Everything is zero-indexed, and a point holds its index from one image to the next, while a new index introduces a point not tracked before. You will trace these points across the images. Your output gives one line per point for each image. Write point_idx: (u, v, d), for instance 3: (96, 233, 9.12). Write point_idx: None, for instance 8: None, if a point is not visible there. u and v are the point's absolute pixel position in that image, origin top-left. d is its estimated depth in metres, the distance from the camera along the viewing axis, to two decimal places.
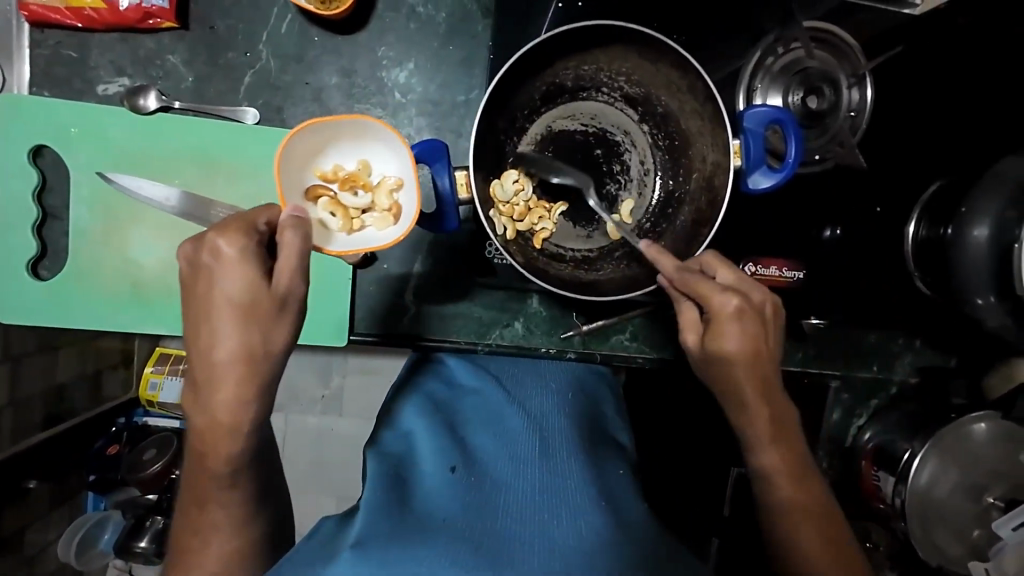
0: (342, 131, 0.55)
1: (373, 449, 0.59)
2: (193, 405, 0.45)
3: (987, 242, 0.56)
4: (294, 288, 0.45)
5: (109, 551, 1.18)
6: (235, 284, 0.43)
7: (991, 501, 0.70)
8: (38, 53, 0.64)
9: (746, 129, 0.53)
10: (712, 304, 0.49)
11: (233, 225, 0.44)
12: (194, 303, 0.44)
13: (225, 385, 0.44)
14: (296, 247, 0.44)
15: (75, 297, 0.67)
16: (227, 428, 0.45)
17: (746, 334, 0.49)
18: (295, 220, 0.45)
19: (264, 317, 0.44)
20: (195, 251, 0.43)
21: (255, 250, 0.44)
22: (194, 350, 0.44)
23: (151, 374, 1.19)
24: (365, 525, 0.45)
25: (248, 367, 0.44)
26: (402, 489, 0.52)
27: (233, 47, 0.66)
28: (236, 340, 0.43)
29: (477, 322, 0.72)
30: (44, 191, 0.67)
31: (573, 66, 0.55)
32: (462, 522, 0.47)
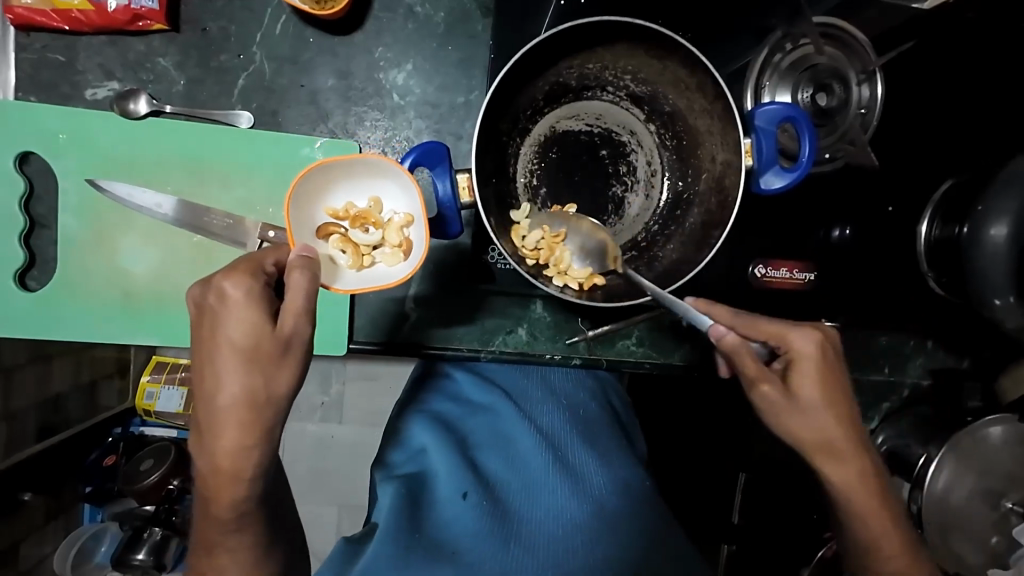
0: (353, 167, 0.53)
1: (385, 474, 0.62)
2: (197, 451, 0.44)
3: (1006, 242, 0.54)
4: (299, 330, 0.43)
5: (106, 565, 1.14)
6: (238, 328, 0.41)
7: (1010, 506, 0.68)
8: (25, 57, 0.62)
9: (758, 127, 0.51)
10: (792, 346, 0.50)
11: (241, 267, 0.43)
12: (198, 347, 0.43)
13: (227, 430, 0.42)
14: (303, 288, 0.43)
15: (65, 308, 0.65)
16: (230, 475, 0.43)
17: (827, 373, 0.50)
18: (303, 260, 0.44)
19: (267, 361, 0.42)
20: (200, 295, 0.42)
21: (261, 291, 0.43)
22: (197, 397, 0.43)
23: (147, 384, 1.18)
24: (378, 558, 0.49)
25: (250, 414, 0.42)
26: (415, 517, 0.54)
27: (226, 49, 0.65)
28: (238, 385, 0.41)
29: (479, 328, 0.69)
30: (31, 199, 0.65)
31: (578, 64, 0.53)
32: (473, 559, 0.50)
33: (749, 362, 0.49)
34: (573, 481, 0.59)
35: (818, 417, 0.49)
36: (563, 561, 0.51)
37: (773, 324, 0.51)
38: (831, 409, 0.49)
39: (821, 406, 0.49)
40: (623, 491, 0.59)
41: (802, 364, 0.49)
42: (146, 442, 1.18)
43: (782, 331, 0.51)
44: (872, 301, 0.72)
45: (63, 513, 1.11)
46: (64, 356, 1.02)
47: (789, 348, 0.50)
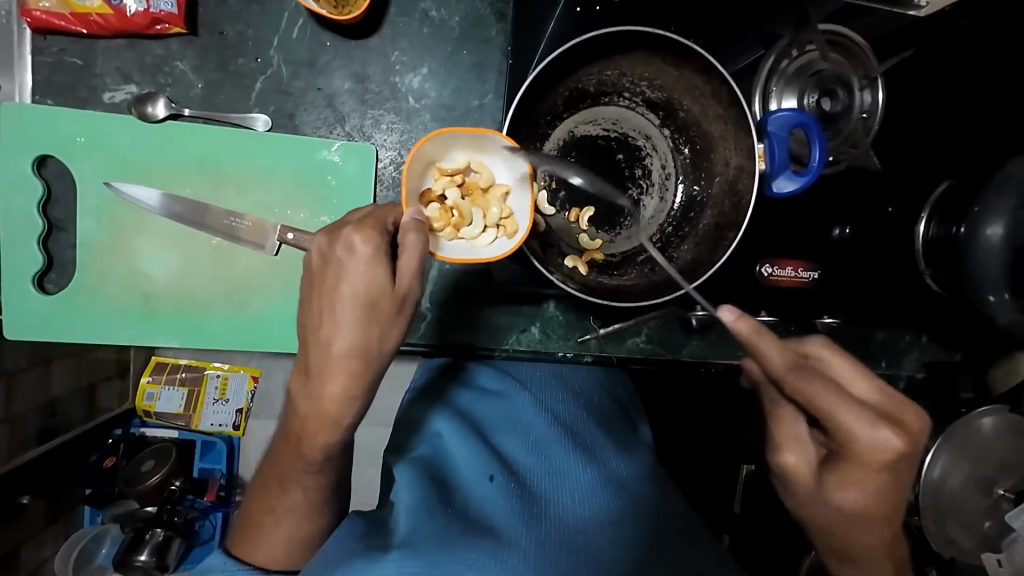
0: (464, 136, 0.52)
1: (403, 462, 0.58)
2: (301, 389, 0.45)
3: (1000, 241, 0.57)
4: (413, 289, 0.44)
5: (107, 567, 1.15)
6: (361, 280, 0.42)
7: (1002, 492, 0.71)
8: (40, 60, 0.62)
9: (771, 132, 0.53)
10: (849, 437, 0.41)
11: (367, 222, 0.43)
12: (317, 293, 0.43)
13: (336, 379, 0.43)
14: (417, 250, 0.43)
15: (84, 311, 0.65)
16: (331, 420, 0.44)
17: (880, 487, 0.42)
18: (417, 222, 0.44)
19: (382, 317, 0.43)
20: (329, 244, 0.43)
21: (386, 249, 0.43)
22: (311, 340, 0.43)
23: (147, 385, 1.20)
24: (414, 528, 0.46)
25: (361, 365, 0.43)
26: (443, 495, 0.52)
27: (243, 53, 0.65)
28: (353, 338, 0.42)
29: (493, 327, 0.71)
30: (48, 203, 0.65)
31: (597, 71, 0.55)
32: (508, 533, 0.47)
33: (783, 417, 0.46)
34: (595, 463, 0.59)
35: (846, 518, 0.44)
36: (597, 540, 0.49)
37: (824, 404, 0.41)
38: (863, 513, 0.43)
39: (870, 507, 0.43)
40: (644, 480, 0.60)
41: (852, 461, 0.42)
42: (149, 443, 1.18)
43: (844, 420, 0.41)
44: (870, 298, 0.75)
45: (63, 517, 1.12)
46: (64, 358, 1.02)
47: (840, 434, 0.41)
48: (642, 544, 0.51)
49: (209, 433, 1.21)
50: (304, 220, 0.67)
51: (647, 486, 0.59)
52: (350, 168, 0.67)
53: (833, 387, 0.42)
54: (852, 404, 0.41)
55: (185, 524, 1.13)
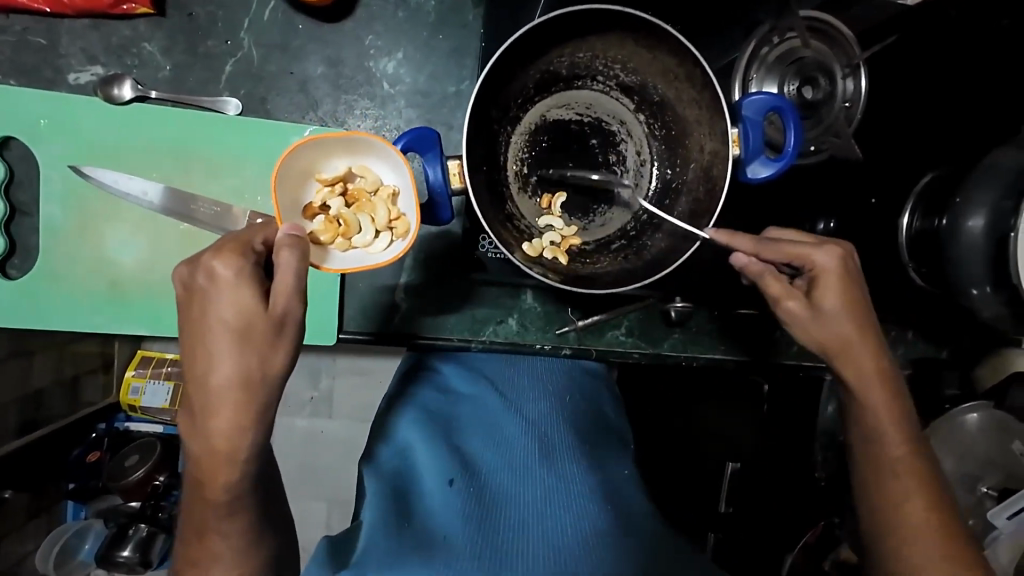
0: (337, 144, 0.52)
1: (369, 470, 0.57)
2: (188, 432, 0.42)
3: (982, 232, 0.56)
4: (292, 309, 0.42)
5: (89, 562, 1.13)
6: (230, 307, 0.40)
7: (984, 490, 0.70)
8: (4, 40, 0.61)
9: (745, 117, 0.52)
10: (815, 264, 0.49)
11: (229, 246, 0.41)
12: (189, 327, 0.42)
13: (222, 412, 0.40)
14: (293, 268, 0.41)
15: (47, 298, 0.64)
16: (225, 456, 0.41)
17: (850, 293, 0.49)
18: (291, 238, 0.43)
19: (259, 342, 0.41)
20: (190, 275, 0.41)
21: (252, 271, 0.41)
22: (188, 376, 0.41)
23: (133, 379, 1.18)
24: (367, 545, 0.45)
25: (246, 393, 0.41)
26: (402, 506, 0.52)
27: (213, 35, 0.64)
28: (232, 366, 0.40)
29: (470, 318, 0.69)
30: (12, 185, 0.63)
31: (568, 53, 0.54)
32: (460, 540, 0.47)
33: (772, 281, 0.51)
34: (561, 465, 0.58)
35: (841, 324, 0.50)
36: (557, 538, 0.48)
37: (791, 245, 0.49)
38: (842, 320, 0.49)
39: (836, 319, 0.49)
40: (613, 482, 0.59)
41: (824, 284, 0.49)
42: (133, 438, 1.16)
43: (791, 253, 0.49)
44: None
45: (46, 510, 1.10)
46: (46, 351, 1.00)
47: (814, 267, 0.50)
48: (607, 534, 0.50)
49: None
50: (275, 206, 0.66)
51: (617, 490, 0.57)
52: None
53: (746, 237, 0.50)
54: (779, 246, 0.49)
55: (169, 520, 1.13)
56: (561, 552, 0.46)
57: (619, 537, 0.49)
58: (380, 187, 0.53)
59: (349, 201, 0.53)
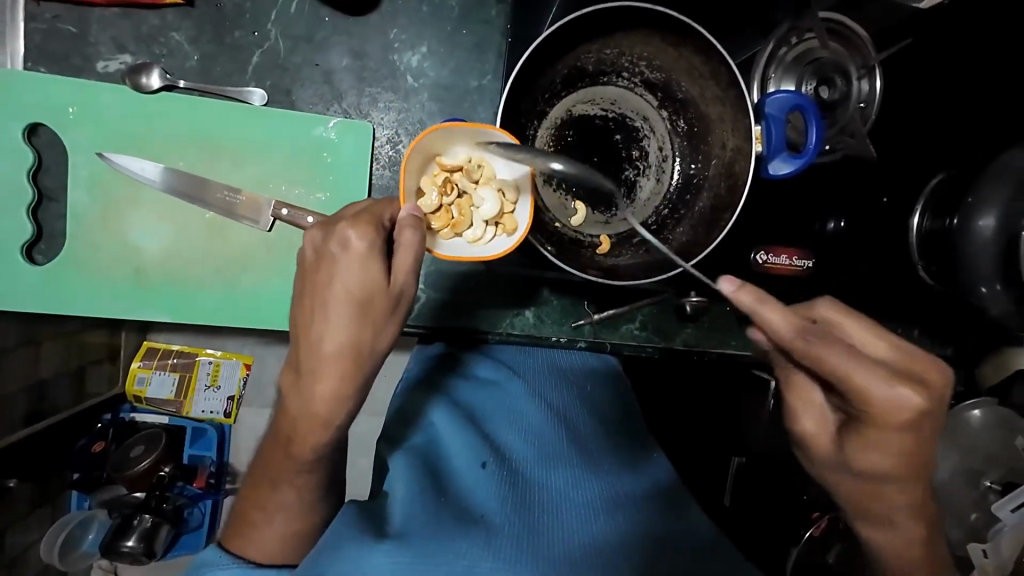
0: (463, 133, 0.53)
1: (397, 451, 0.58)
2: (292, 390, 0.44)
3: (993, 231, 0.57)
4: (406, 287, 0.44)
5: (93, 551, 1.17)
6: (357, 277, 0.42)
7: (987, 484, 0.73)
8: (34, 27, 0.61)
9: (768, 115, 0.54)
10: (932, 396, 0.41)
11: (363, 218, 0.43)
12: (311, 290, 0.43)
13: (329, 377, 0.42)
14: (413, 249, 0.43)
15: (72, 284, 0.65)
16: (321, 420, 0.43)
17: (912, 442, 0.42)
18: (413, 219, 0.44)
19: (376, 314, 0.43)
20: (324, 240, 0.42)
21: (380, 247, 0.43)
22: (302, 338, 0.43)
23: (139, 369, 1.21)
24: (406, 519, 0.47)
25: (355, 364, 0.43)
26: (437, 486, 0.52)
27: (241, 26, 0.64)
28: (349, 335, 0.42)
29: (488, 310, 0.70)
30: (39, 172, 0.64)
31: (596, 49, 0.55)
32: (498, 521, 0.48)
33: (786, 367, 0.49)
34: (592, 459, 0.59)
35: (869, 473, 0.45)
36: (587, 522, 0.50)
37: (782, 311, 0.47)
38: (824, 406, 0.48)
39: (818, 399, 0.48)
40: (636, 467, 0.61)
41: (888, 426, 0.42)
42: (138, 429, 1.18)
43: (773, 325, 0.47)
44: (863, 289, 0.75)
45: (50, 501, 1.11)
46: (54, 341, 0.99)
47: (926, 398, 0.41)
48: (641, 518, 0.52)
49: (200, 420, 1.23)
50: (300, 197, 0.67)
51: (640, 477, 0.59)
52: (347, 145, 0.67)
53: (872, 366, 0.41)
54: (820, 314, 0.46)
55: (173, 511, 1.14)
56: (593, 534, 0.49)
57: (652, 524, 0.51)
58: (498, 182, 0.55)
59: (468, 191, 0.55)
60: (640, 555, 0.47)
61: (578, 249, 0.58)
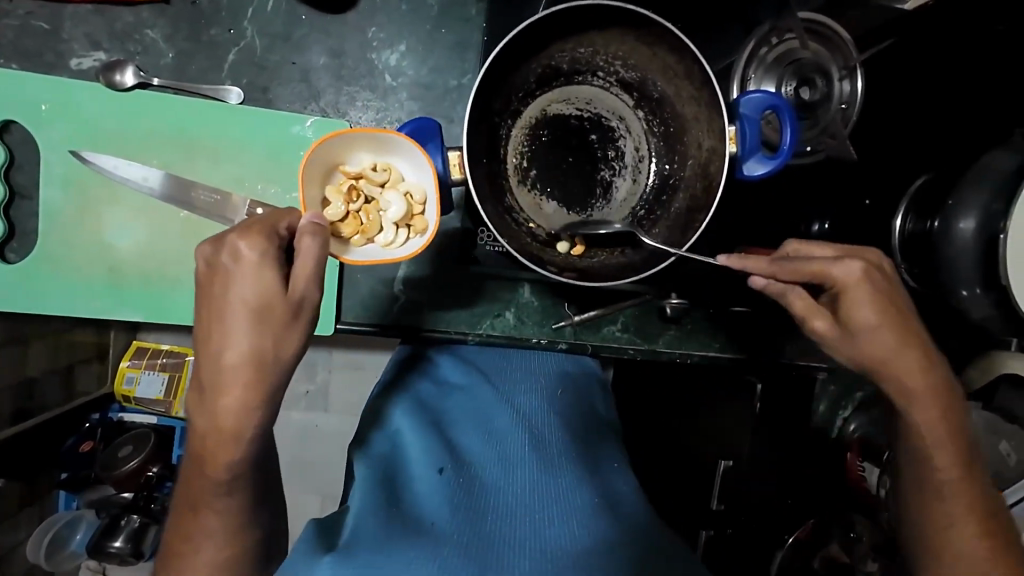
0: (359, 139, 0.52)
1: (361, 458, 0.59)
2: (197, 408, 0.42)
3: (973, 234, 0.57)
4: (309, 293, 0.43)
5: (82, 552, 1.16)
6: (250, 286, 0.41)
7: None
8: (7, 24, 0.61)
9: (743, 115, 0.53)
10: (834, 278, 0.47)
11: (256, 228, 0.42)
12: (206, 305, 0.42)
13: (231, 389, 0.41)
14: (314, 253, 0.43)
15: (44, 283, 0.64)
16: (230, 434, 0.42)
17: (881, 299, 0.47)
18: (314, 226, 0.43)
19: (275, 322, 0.41)
20: (214, 253, 0.41)
21: (275, 254, 0.42)
22: (201, 353, 0.42)
23: (128, 369, 1.17)
24: (357, 526, 0.46)
25: (258, 374, 0.41)
26: (392, 493, 0.52)
27: (217, 23, 0.64)
28: (246, 345, 0.41)
29: (467, 312, 0.70)
30: (12, 169, 0.63)
31: (570, 48, 0.55)
32: (447, 526, 0.47)
33: (798, 300, 0.50)
34: (555, 465, 0.58)
35: (876, 339, 0.47)
36: (538, 526, 0.49)
37: (811, 262, 0.48)
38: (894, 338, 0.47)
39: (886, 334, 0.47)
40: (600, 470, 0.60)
41: (850, 296, 0.47)
42: (126, 429, 1.17)
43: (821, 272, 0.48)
44: None
45: (38, 500, 1.11)
46: (40, 339, 0.99)
47: (833, 280, 0.48)
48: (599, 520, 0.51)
49: (189, 420, 1.20)
50: (275, 195, 0.66)
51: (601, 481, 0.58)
52: None
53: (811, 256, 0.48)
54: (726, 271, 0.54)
55: (161, 511, 1.14)
56: (545, 535, 0.48)
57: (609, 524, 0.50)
58: (404, 185, 0.54)
59: (372, 196, 0.54)
60: (594, 559, 0.45)
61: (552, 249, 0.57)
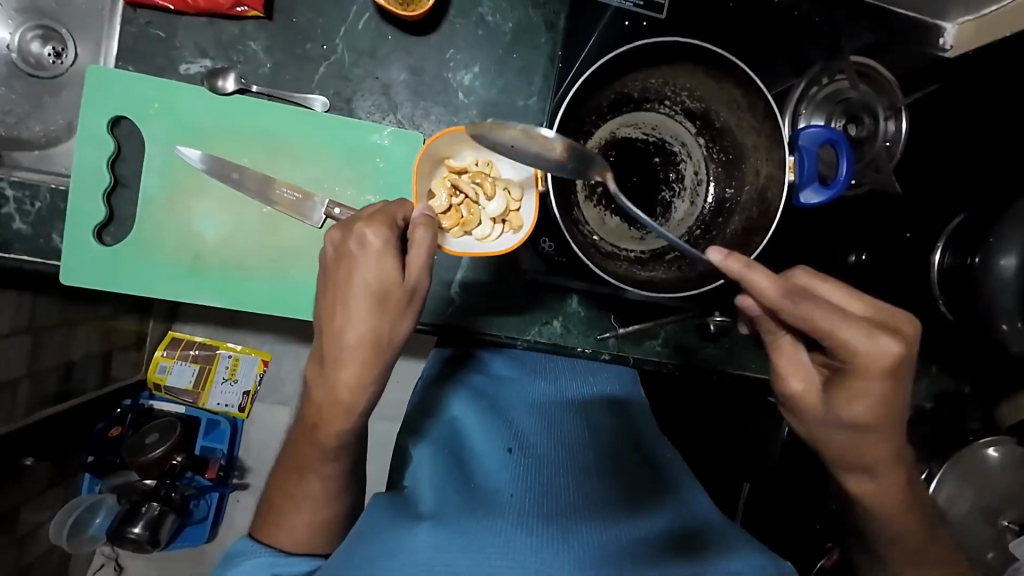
0: (465, 141, 0.64)
1: (422, 441, 0.64)
2: (316, 377, 0.48)
3: (1013, 271, 0.59)
4: (421, 281, 0.48)
5: (101, 535, 1.15)
6: (372, 273, 0.45)
7: (1006, 524, 0.76)
8: (128, 30, 0.67)
9: (801, 146, 0.58)
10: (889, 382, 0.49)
11: (379, 217, 0.46)
12: (330, 286, 0.47)
13: (350, 365, 0.46)
14: (426, 243, 0.47)
15: (135, 265, 0.69)
16: (344, 406, 0.48)
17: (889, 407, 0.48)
18: (426, 219, 0.48)
19: (392, 307, 0.46)
20: (343, 240, 0.46)
21: (396, 244, 0.46)
22: (326, 330, 0.47)
23: (162, 358, 1.25)
24: (440, 499, 0.52)
25: (372, 353, 0.46)
26: (462, 471, 0.58)
27: (312, 39, 0.70)
28: (366, 329, 0.46)
29: (517, 318, 0.72)
30: (117, 160, 0.69)
31: (643, 78, 0.59)
32: (520, 498, 0.53)
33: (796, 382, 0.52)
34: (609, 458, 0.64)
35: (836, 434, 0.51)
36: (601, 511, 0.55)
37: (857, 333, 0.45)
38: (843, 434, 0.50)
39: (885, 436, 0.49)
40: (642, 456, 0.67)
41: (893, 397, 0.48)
42: (154, 416, 1.21)
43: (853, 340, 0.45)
44: None
45: (63, 481, 1.13)
46: (87, 324, 1.04)
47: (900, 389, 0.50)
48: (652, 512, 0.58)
49: (215, 412, 1.26)
50: (351, 199, 0.71)
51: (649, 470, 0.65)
52: (398, 152, 0.71)
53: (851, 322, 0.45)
54: (845, 318, 0.45)
55: (181, 501, 1.16)
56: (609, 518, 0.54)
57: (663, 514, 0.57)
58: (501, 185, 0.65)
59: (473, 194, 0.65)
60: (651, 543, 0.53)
61: (620, 263, 0.61)
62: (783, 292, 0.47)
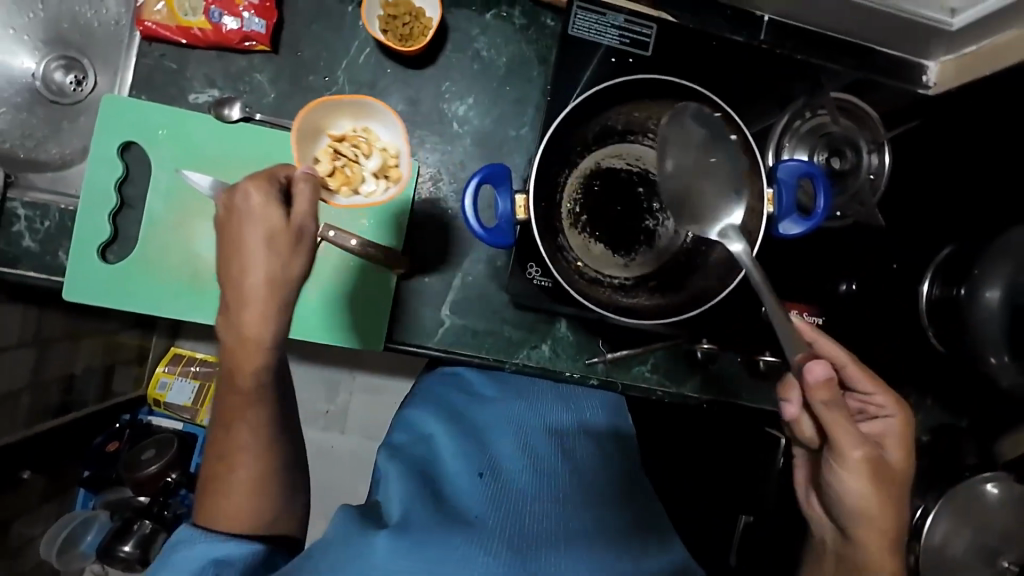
0: (347, 109, 0.70)
1: (389, 451, 0.63)
2: (225, 326, 0.52)
3: (999, 303, 0.60)
4: (308, 222, 0.52)
5: (90, 553, 1.17)
6: (260, 221, 0.50)
7: (1007, 565, 0.73)
8: (143, 62, 0.72)
9: (779, 179, 0.59)
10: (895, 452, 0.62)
11: (262, 175, 0.52)
12: (225, 236, 0.51)
13: (249, 308, 0.50)
14: (308, 196, 0.52)
15: (135, 282, 0.71)
16: (254, 343, 0.51)
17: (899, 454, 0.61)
18: (307, 175, 0.53)
19: (282, 247, 0.51)
20: (229, 198, 0.51)
21: (277, 196, 0.51)
22: (226, 279, 0.51)
23: (162, 374, 1.25)
24: (407, 515, 0.52)
25: (268, 294, 0.50)
26: (432, 491, 0.57)
27: (315, 71, 0.74)
28: (259, 270, 0.50)
29: (507, 341, 0.74)
30: (125, 182, 0.72)
31: (625, 112, 0.62)
32: (486, 529, 0.52)
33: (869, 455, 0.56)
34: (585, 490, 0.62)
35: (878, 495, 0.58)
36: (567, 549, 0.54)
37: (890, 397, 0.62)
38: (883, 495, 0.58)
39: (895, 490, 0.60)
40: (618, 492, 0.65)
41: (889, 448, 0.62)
42: (152, 432, 1.21)
43: (886, 400, 0.62)
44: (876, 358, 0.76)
45: (58, 495, 1.12)
46: (91, 338, 1.06)
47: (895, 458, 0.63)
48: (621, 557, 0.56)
49: None
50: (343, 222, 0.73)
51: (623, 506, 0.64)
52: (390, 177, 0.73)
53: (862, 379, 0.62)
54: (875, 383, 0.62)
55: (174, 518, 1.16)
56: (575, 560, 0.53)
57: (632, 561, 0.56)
58: (374, 146, 0.71)
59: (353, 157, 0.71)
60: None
61: (601, 290, 0.62)
62: (846, 354, 0.63)
